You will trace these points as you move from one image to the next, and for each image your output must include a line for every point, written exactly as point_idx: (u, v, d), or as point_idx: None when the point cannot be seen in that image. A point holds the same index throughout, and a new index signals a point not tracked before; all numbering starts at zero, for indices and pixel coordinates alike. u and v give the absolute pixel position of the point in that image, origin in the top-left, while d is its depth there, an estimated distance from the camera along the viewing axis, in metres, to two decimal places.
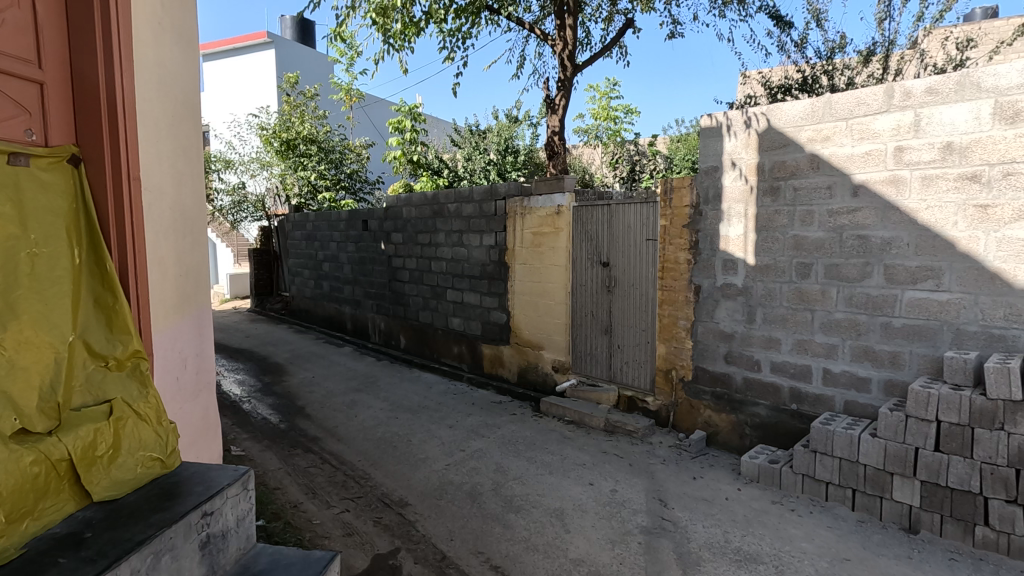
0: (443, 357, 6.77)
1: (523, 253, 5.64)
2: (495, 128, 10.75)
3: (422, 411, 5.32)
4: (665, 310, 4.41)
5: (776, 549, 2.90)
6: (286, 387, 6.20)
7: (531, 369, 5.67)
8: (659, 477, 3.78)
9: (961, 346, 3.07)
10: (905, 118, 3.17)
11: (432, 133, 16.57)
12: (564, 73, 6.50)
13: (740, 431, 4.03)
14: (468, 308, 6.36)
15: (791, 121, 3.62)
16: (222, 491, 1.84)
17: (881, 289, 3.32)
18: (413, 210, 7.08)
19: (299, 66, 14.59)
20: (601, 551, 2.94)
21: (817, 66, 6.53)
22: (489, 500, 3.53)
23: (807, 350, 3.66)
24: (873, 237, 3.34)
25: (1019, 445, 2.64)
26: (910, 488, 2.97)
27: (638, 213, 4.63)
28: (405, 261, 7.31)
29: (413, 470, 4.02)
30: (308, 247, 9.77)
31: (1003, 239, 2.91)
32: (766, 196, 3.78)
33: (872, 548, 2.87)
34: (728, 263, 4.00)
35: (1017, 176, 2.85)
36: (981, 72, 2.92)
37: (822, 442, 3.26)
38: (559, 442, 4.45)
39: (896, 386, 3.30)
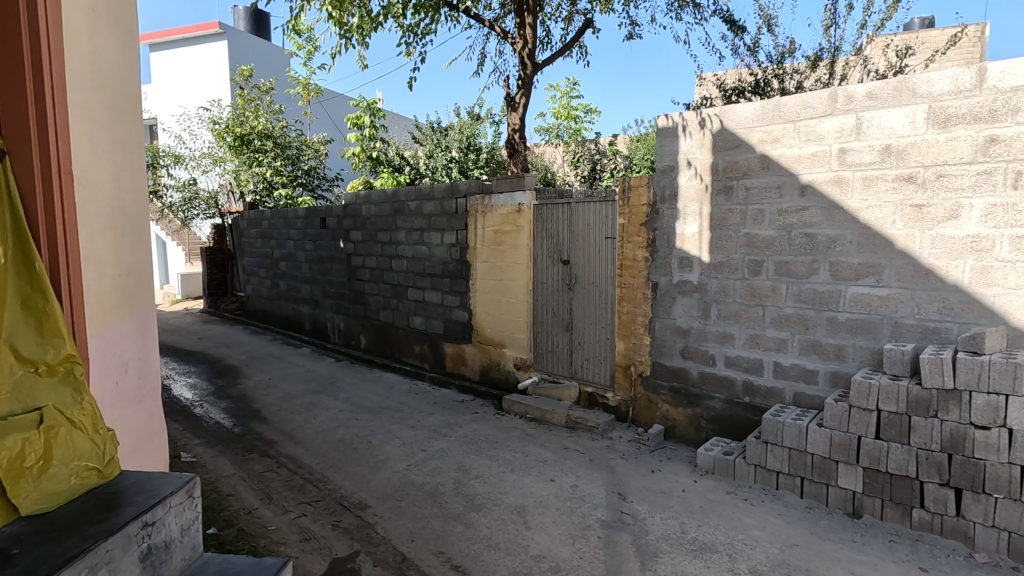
0: (404, 357, 6.69)
1: (485, 252, 5.63)
2: (457, 125, 10.64)
3: (383, 411, 5.24)
4: (625, 308, 4.49)
5: (730, 538, 2.99)
6: (241, 390, 6.00)
7: (494, 367, 5.66)
8: (619, 472, 3.84)
9: (899, 338, 3.23)
10: (848, 121, 3.31)
11: (393, 130, 16.34)
12: (524, 71, 6.51)
13: (697, 424, 4.13)
14: (430, 307, 6.31)
15: (743, 122, 3.73)
16: (164, 501, 1.77)
17: (827, 285, 3.46)
18: (372, 208, 6.98)
19: (252, 58, 14.15)
20: (562, 546, 2.97)
21: (768, 70, 6.75)
22: (450, 500, 3.51)
23: (758, 344, 3.78)
24: (820, 235, 3.48)
25: (951, 431, 2.80)
26: (853, 475, 3.11)
27: (597, 211, 4.68)
28: (365, 259, 7.19)
29: (373, 472, 3.96)
30: (264, 245, 9.48)
31: (937, 237, 3.06)
32: (720, 196, 3.89)
33: (819, 533, 3.00)
34: (684, 261, 4.10)
35: (949, 177, 3.01)
36: (916, 78, 3.08)
37: (773, 433, 3.38)
38: (521, 439, 4.47)
39: (841, 378, 3.45)
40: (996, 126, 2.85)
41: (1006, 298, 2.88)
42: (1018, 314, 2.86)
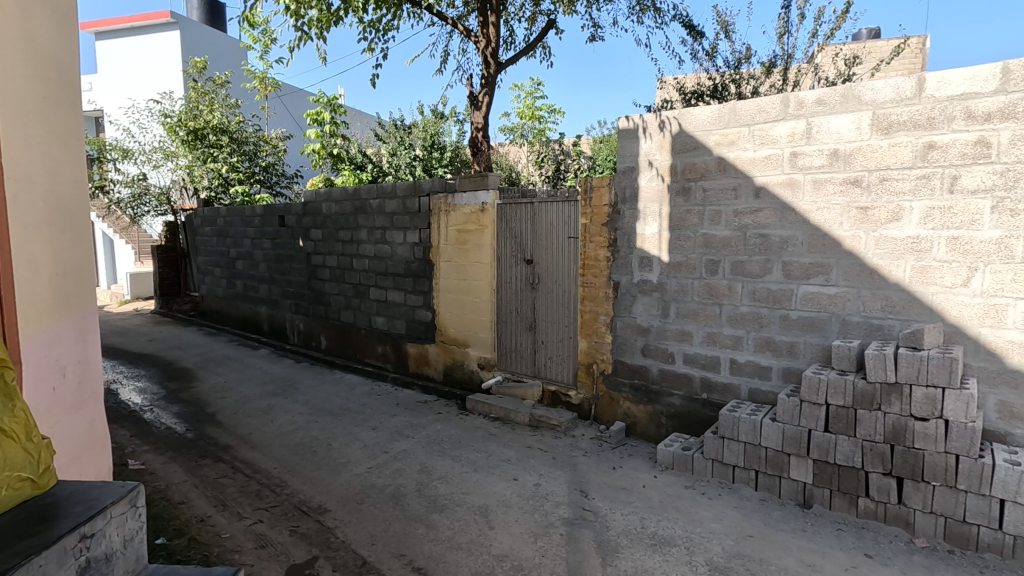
0: (366, 357, 6.59)
1: (448, 251, 5.60)
2: (420, 123, 10.52)
3: (344, 413, 5.15)
4: (587, 307, 4.54)
5: (688, 531, 3.06)
6: (194, 393, 5.79)
7: (457, 367, 5.64)
8: (581, 469, 3.88)
9: (846, 335, 3.37)
10: (799, 125, 3.43)
11: (355, 127, 16.06)
12: (487, 70, 6.50)
13: (657, 421, 4.22)
14: (392, 307, 6.22)
15: (700, 125, 3.82)
16: (104, 511, 1.68)
17: (780, 284, 3.58)
18: (333, 206, 6.85)
19: (207, 49, 13.66)
20: (524, 544, 2.98)
21: (726, 75, 6.94)
22: (412, 501, 3.47)
23: (715, 342, 3.88)
24: (773, 235, 3.59)
25: (893, 422, 2.93)
26: (804, 467, 3.23)
27: (560, 211, 4.71)
28: (325, 258, 7.04)
29: (333, 475, 3.87)
30: (219, 244, 9.17)
31: (881, 238, 3.21)
32: (679, 197, 3.97)
33: (772, 524, 3.10)
34: (645, 260, 4.18)
35: (891, 181, 3.15)
36: (862, 86, 3.21)
37: (729, 427, 3.48)
38: (485, 439, 4.46)
39: (793, 374, 3.57)
40: (934, 133, 3.01)
41: (944, 296, 3.04)
42: (954, 311, 3.02)
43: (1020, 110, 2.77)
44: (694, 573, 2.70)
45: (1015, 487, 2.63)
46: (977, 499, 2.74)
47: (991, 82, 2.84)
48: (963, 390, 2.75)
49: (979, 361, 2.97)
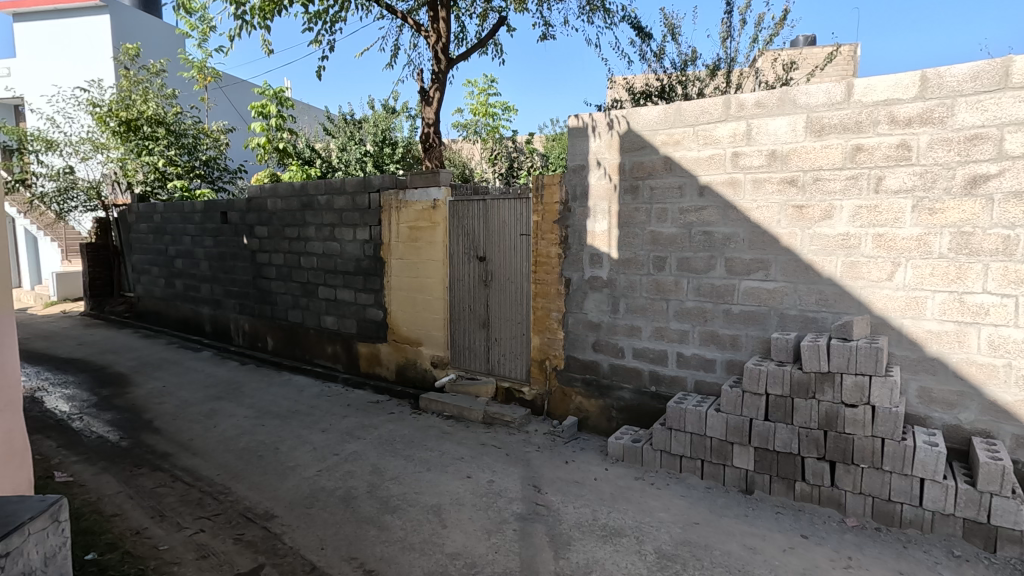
0: (316, 358, 6.42)
1: (399, 249, 5.51)
2: (371, 118, 10.30)
3: (293, 416, 5.00)
4: (539, 303, 4.58)
5: (638, 521, 3.14)
6: (129, 399, 5.48)
7: (410, 365, 5.57)
8: (534, 464, 3.92)
9: (784, 328, 3.53)
10: (740, 126, 3.57)
11: (303, 121, 15.59)
12: (438, 66, 6.43)
13: (608, 414, 4.30)
14: (342, 306, 6.08)
15: (647, 124, 3.91)
16: (21, 528, 1.57)
17: (723, 280, 3.72)
18: (279, 202, 6.63)
19: (141, 36, 12.93)
20: (477, 542, 2.97)
21: (673, 76, 7.13)
22: (363, 503, 3.41)
23: (663, 336, 3.99)
24: (716, 232, 3.72)
25: (826, 409, 3.10)
26: (746, 455, 3.37)
27: (512, 209, 4.73)
28: (271, 256, 6.81)
29: (280, 479, 3.76)
30: (156, 242, 8.72)
31: (815, 235, 3.38)
32: (627, 195, 4.06)
33: (717, 511, 3.22)
34: (595, 257, 4.25)
35: (824, 181, 3.32)
36: (798, 90, 3.36)
37: (676, 419, 3.60)
38: (438, 438, 4.43)
39: (735, 365, 3.72)
40: (862, 136, 3.19)
41: (872, 290, 3.23)
42: (880, 303, 3.21)
43: (936, 116, 2.97)
44: (643, 561, 2.77)
45: (933, 466, 2.83)
46: (900, 479, 2.93)
47: (911, 89, 3.04)
48: (888, 377, 2.94)
49: (902, 350, 3.17)
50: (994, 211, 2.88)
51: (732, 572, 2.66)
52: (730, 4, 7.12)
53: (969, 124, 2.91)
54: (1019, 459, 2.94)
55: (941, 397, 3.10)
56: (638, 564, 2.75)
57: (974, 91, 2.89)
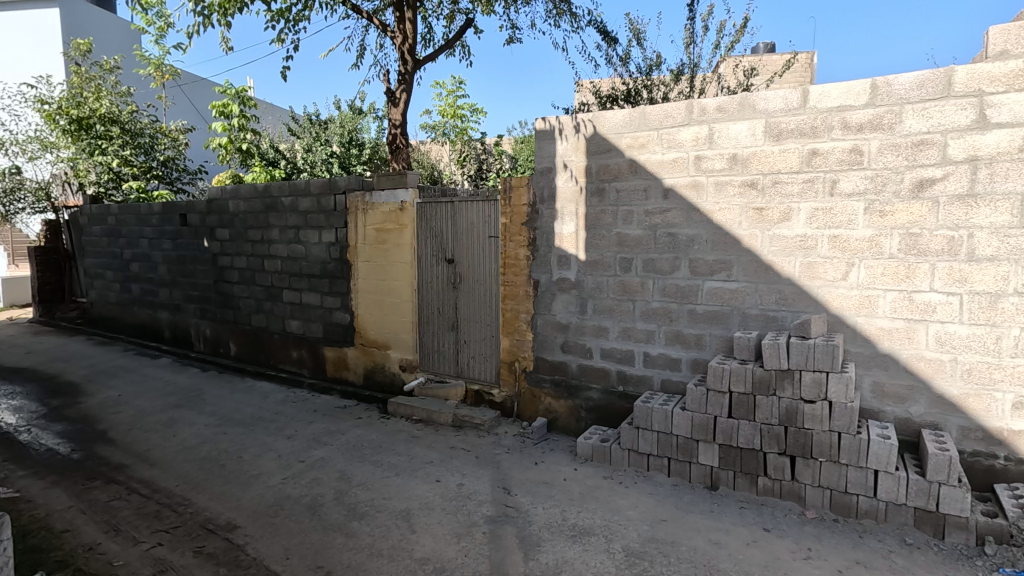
0: (281, 363, 6.27)
1: (366, 251, 5.44)
2: (337, 118, 10.14)
3: (257, 423, 4.87)
4: (508, 305, 4.59)
5: (606, 520, 3.17)
6: (82, 409, 5.25)
7: (378, 370, 5.49)
8: (504, 466, 3.92)
9: (746, 327, 3.62)
10: (702, 131, 3.65)
11: (266, 121, 15.23)
12: (404, 67, 6.38)
13: (577, 415, 4.34)
14: (308, 310, 5.96)
15: (613, 128, 3.97)
16: None
17: (687, 280, 3.79)
18: (241, 204, 6.47)
19: (93, 30, 12.44)
20: (447, 546, 2.95)
21: (638, 80, 7.25)
22: (330, 511, 3.35)
23: (630, 336, 4.05)
24: (680, 234, 3.79)
25: (786, 406, 3.19)
26: (711, 451, 3.44)
27: (480, 211, 4.72)
28: (234, 259, 6.63)
29: (243, 489, 3.65)
30: (111, 245, 8.39)
31: (774, 236, 3.48)
32: (594, 197, 4.11)
33: (683, 507, 3.28)
34: (563, 259, 4.29)
35: (782, 185, 3.43)
36: (756, 96, 3.45)
37: (643, 418, 3.65)
38: (407, 442, 4.38)
39: (700, 364, 3.80)
40: (817, 141, 3.30)
41: (828, 289, 3.34)
42: (836, 302, 3.33)
43: (886, 122, 3.10)
44: (612, 560, 2.80)
45: (886, 458, 2.95)
46: (856, 471, 3.03)
47: (862, 96, 3.16)
48: (843, 374, 3.05)
49: (856, 347, 3.29)
50: (939, 214, 3.02)
51: (698, 567, 2.72)
52: (693, 11, 7.28)
53: (915, 130, 3.05)
54: (965, 449, 3.09)
55: (893, 392, 3.23)
56: (607, 562, 2.78)
57: (919, 98, 3.03)
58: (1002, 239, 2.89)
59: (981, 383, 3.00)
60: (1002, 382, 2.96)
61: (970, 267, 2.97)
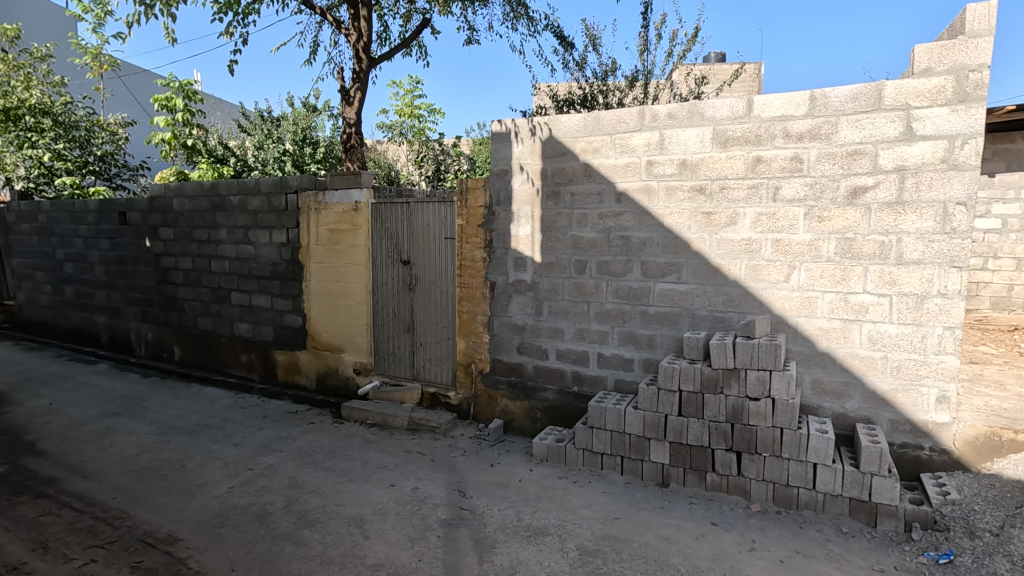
0: (229, 368, 6.05)
1: (319, 252, 5.31)
2: (290, 115, 9.86)
3: (202, 430, 4.68)
4: (464, 307, 4.58)
5: (561, 519, 3.20)
6: (8, 420, 4.91)
7: (331, 373, 5.37)
8: (460, 469, 3.90)
9: (695, 328, 3.73)
10: (653, 136, 3.75)
11: (214, 116, 14.65)
12: (359, 65, 6.27)
13: (532, 416, 4.37)
14: (257, 312, 5.77)
15: (568, 132, 4.03)
16: None
17: (639, 282, 3.88)
18: (186, 202, 6.21)
19: (22, 15, 11.66)
20: (400, 551, 2.92)
21: (594, 85, 7.37)
22: (279, 519, 3.25)
23: (584, 337, 4.10)
24: (633, 237, 3.88)
25: (733, 404, 3.30)
26: (662, 449, 3.53)
27: (436, 212, 4.69)
28: (178, 260, 6.35)
29: (186, 499, 3.50)
30: (41, 244, 7.88)
31: (722, 240, 3.60)
32: (549, 200, 4.15)
33: (635, 504, 3.35)
34: (519, 261, 4.31)
35: (729, 190, 3.55)
36: (704, 104, 3.57)
37: (597, 417, 3.72)
38: (361, 447, 4.31)
39: (651, 364, 3.89)
40: (761, 149, 3.44)
41: (771, 291, 3.48)
42: (779, 303, 3.47)
43: (823, 132, 3.27)
44: (566, 559, 2.83)
45: (825, 451, 3.10)
46: (797, 464, 3.17)
47: (801, 107, 3.32)
48: (785, 372, 3.19)
49: (798, 346, 3.45)
50: (871, 219, 3.20)
51: (649, 562, 2.78)
52: (646, 19, 7.47)
53: (850, 140, 3.22)
54: (895, 441, 3.28)
55: (830, 388, 3.40)
56: (561, 562, 2.80)
57: (854, 110, 3.20)
58: (927, 243, 3.08)
59: (909, 379, 3.20)
60: (928, 378, 3.16)
61: (899, 270, 3.15)
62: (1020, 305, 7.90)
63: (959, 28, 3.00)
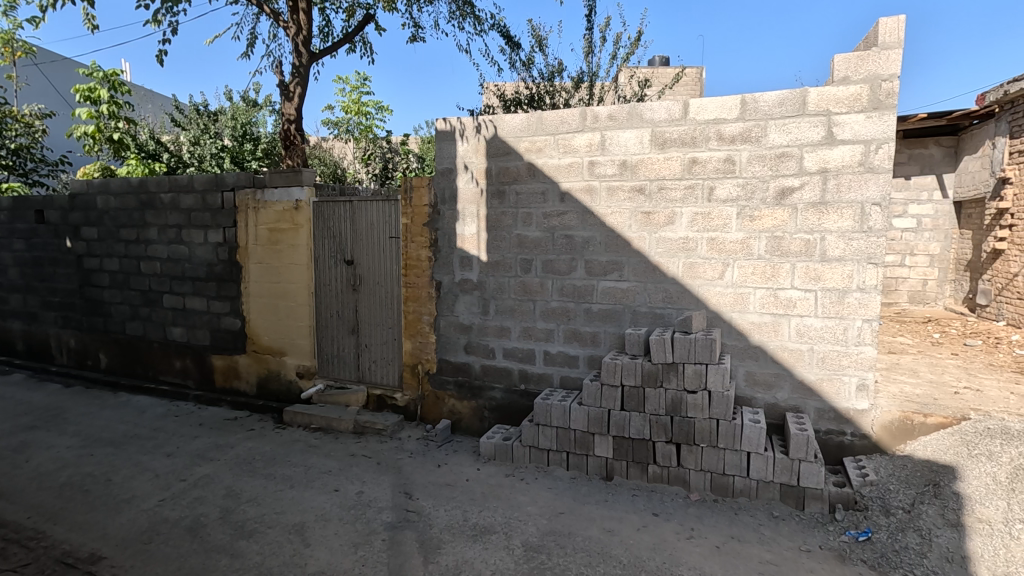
0: (162, 375, 5.74)
1: (258, 252, 5.12)
2: (228, 110, 9.46)
3: (130, 441, 4.43)
4: (410, 307, 4.52)
5: (506, 517, 3.22)
6: None
7: (273, 378, 5.19)
8: (406, 471, 3.86)
9: (637, 325, 3.83)
10: (594, 137, 3.82)
11: (145, 108, 13.87)
12: (299, 59, 6.08)
13: (479, 415, 4.38)
14: (192, 315, 5.50)
15: (512, 131, 4.05)
16: None
17: (583, 281, 3.95)
18: (112, 200, 5.85)
19: None
20: (343, 557, 2.85)
21: (541, 86, 7.43)
22: (214, 531, 3.12)
23: (530, 336, 4.14)
24: (576, 236, 3.94)
25: (672, 397, 3.41)
26: (606, 444, 3.61)
27: (381, 210, 4.61)
28: (103, 261, 5.97)
29: (112, 515, 3.30)
30: None
31: (660, 238, 3.70)
32: (494, 199, 4.16)
33: (580, 499, 3.41)
34: (465, 260, 4.30)
35: (667, 190, 3.66)
36: (643, 106, 3.67)
37: (543, 415, 3.77)
38: (304, 452, 4.19)
39: (595, 361, 3.96)
40: (696, 151, 3.56)
41: (707, 287, 3.62)
42: (715, 299, 3.61)
43: (753, 135, 3.42)
44: (511, 556, 2.85)
45: (757, 440, 3.25)
46: (732, 454, 3.31)
47: (733, 111, 3.46)
48: (720, 365, 3.32)
49: (732, 340, 3.60)
50: (798, 219, 3.37)
51: (592, 555, 2.83)
52: (591, 21, 7.59)
53: (778, 143, 3.38)
54: (821, 428, 3.48)
55: (762, 379, 3.56)
56: (506, 559, 2.82)
57: (781, 115, 3.37)
58: (847, 242, 3.28)
59: (833, 369, 3.39)
60: (849, 367, 3.36)
61: (823, 267, 3.34)
62: (934, 298, 8.52)
63: (874, 40, 3.20)
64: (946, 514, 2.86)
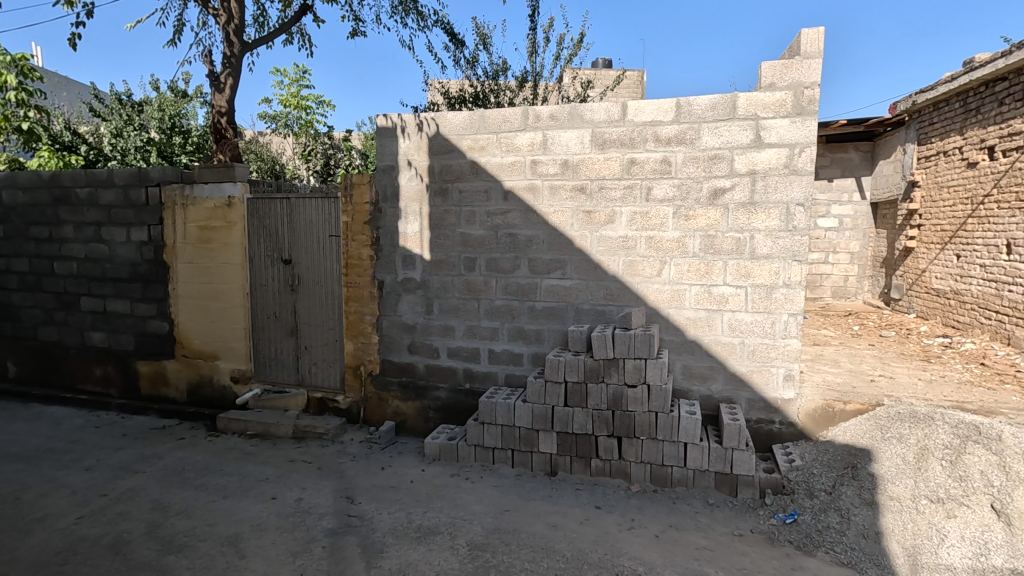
0: (80, 383, 5.35)
1: (188, 251, 4.85)
2: (155, 100, 8.92)
3: (43, 456, 4.10)
4: (352, 308, 4.41)
5: (451, 517, 3.20)
6: None
7: (205, 383, 4.94)
8: (348, 475, 3.76)
9: (579, 322, 3.89)
10: (536, 136, 3.85)
11: (60, 96, 12.86)
12: (230, 49, 5.80)
13: (424, 415, 4.33)
14: (114, 319, 5.16)
15: (454, 129, 4.03)
16: None
17: (527, 279, 3.97)
18: (20, 195, 5.39)
19: None
20: (281, 567, 2.76)
21: (485, 84, 7.42)
22: (139, 547, 2.94)
23: (475, 335, 4.13)
24: (520, 235, 3.96)
25: (614, 392, 3.49)
26: (551, 439, 3.65)
27: (319, 208, 4.48)
28: (10, 262, 5.49)
29: (21, 537, 3.05)
30: None
31: (602, 236, 3.78)
32: (436, 197, 4.12)
33: (525, 495, 3.44)
34: (408, 259, 4.24)
35: (607, 190, 3.74)
36: (584, 107, 3.73)
37: (488, 413, 3.77)
38: (239, 460, 4.01)
39: (539, 358, 4.00)
40: (634, 151, 3.66)
41: (646, 285, 3.72)
42: (653, 296, 3.72)
43: (688, 137, 3.55)
44: (455, 556, 2.83)
45: (693, 431, 3.37)
46: (670, 445, 3.42)
47: (669, 113, 3.57)
48: (659, 360, 3.42)
49: (669, 335, 3.72)
50: (729, 218, 3.53)
51: (536, 551, 2.86)
52: (535, 21, 7.66)
53: (710, 146, 3.52)
54: (752, 418, 3.66)
55: (698, 372, 3.70)
56: (450, 559, 2.80)
57: (713, 118, 3.51)
58: (774, 240, 3.46)
59: (762, 361, 3.57)
60: (777, 359, 3.55)
61: (752, 264, 3.51)
62: (854, 293, 9.13)
63: (796, 49, 3.39)
64: (862, 493, 3.08)
